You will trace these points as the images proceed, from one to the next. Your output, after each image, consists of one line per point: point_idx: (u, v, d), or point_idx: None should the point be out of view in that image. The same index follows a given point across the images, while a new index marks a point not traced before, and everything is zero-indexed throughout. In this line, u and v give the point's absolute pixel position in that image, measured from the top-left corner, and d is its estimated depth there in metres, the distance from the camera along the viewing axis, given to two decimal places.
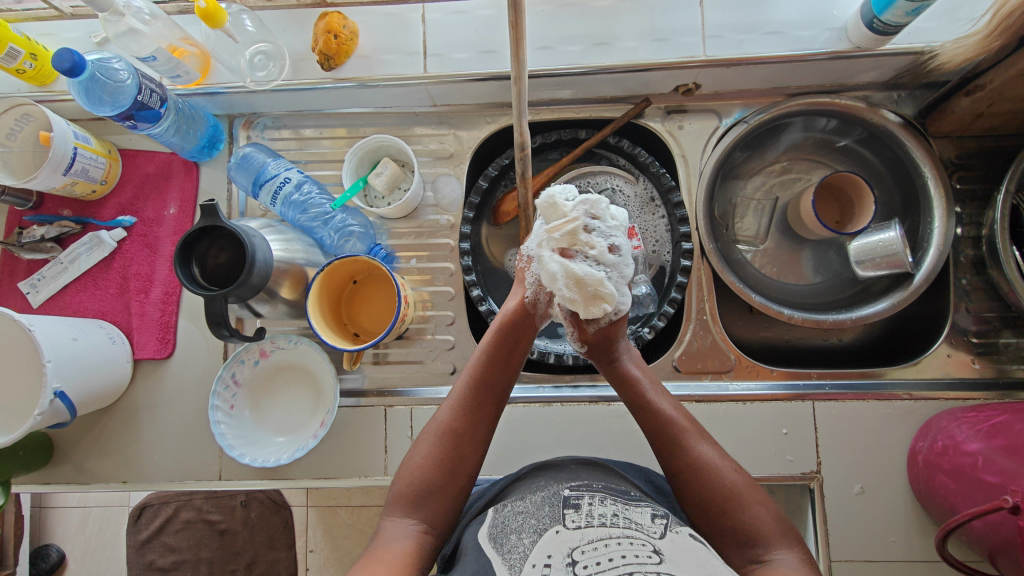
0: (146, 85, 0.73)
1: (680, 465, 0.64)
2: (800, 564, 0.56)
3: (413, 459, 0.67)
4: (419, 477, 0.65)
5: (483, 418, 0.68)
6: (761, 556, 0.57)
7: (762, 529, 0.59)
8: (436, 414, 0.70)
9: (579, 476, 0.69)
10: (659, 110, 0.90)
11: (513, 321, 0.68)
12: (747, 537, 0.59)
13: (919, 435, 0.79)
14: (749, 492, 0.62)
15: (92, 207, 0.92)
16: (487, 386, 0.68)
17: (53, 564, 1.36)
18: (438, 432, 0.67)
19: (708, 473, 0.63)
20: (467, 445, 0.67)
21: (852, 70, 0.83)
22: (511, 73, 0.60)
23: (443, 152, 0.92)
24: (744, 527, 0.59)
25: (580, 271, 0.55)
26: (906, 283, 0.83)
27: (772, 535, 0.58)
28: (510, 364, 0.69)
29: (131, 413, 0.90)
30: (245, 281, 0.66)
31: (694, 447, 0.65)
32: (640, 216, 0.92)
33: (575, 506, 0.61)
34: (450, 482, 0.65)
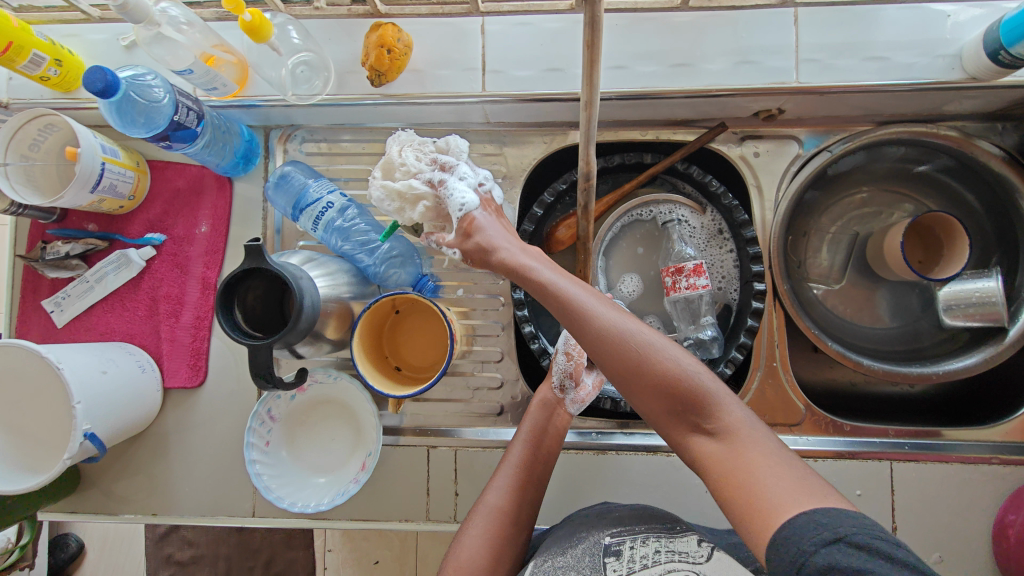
0: (182, 102, 0.67)
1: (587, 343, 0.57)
2: (742, 416, 0.53)
3: (465, 535, 0.64)
4: (468, 556, 0.62)
5: (531, 500, 0.68)
6: (704, 426, 0.54)
7: (698, 390, 0.54)
8: (482, 495, 0.68)
9: (619, 518, 0.64)
10: (734, 135, 0.83)
11: (549, 408, 0.74)
12: (684, 401, 0.55)
13: (1010, 506, 0.73)
14: (663, 348, 0.56)
15: (120, 221, 0.86)
16: (535, 471, 0.69)
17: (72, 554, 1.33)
18: (487, 512, 0.66)
19: (617, 339, 0.56)
20: (516, 528, 0.65)
21: (957, 100, 0.75)
22: (583, 99, 0.56)
23: (495, 174, 0.85)
24: (671, 395, 0.55)
25: (413, 184, 0.65)
26: (1000, 338, 0.76)
27: (704, 398, 0.54)
28: (549, 441, 0.72)
29: (161, 441, 0.86)
30: (294, 328, 0.60)
31: (595, 317, 0.56)
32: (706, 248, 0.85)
33: (617, 553, 0.57)
34: (499, 562, 0.63)
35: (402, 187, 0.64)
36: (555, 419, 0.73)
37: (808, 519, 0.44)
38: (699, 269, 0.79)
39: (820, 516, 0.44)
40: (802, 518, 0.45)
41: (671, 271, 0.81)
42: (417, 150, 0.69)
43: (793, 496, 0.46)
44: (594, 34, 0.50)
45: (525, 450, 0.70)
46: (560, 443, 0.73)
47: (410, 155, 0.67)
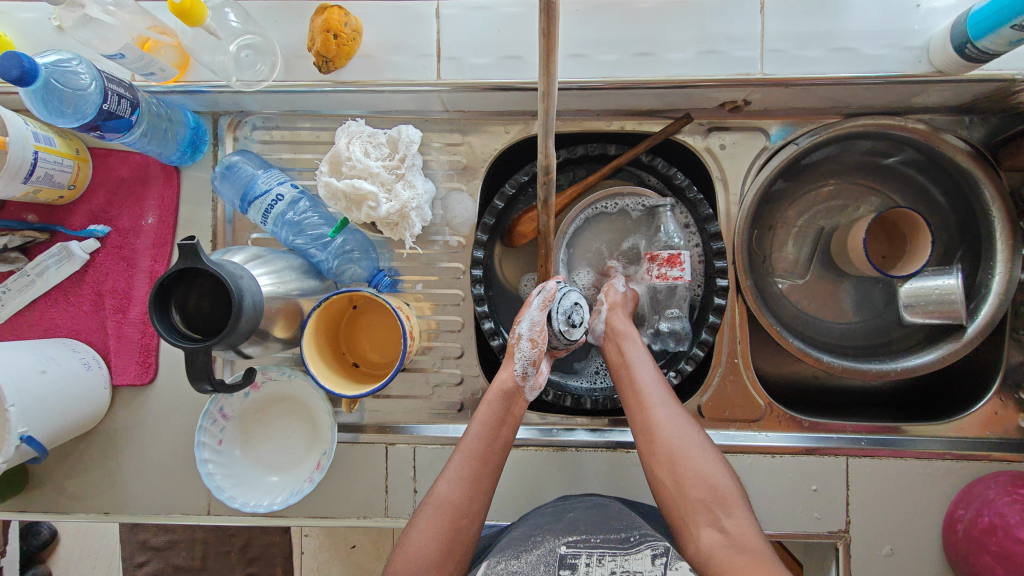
0: (111, 89, 0.63)
1: (637, 422, 0.64)
2: (753, 529, 0.57)
3: (413, 529, 0.61)
4: (415, 550, 0.59)
5: (486, 492, 0.63)
6: (717, 522, 0.58)
7: (724, 491, 0.59)
8: (434, 486, 0.63)
9: (576, 523, 0.64)
10: (700, 126, 0.80)
11: (508, 397, 0.68)
12: (712, 496, 0.59)
13: (960, 501, 0.74)
14: (708, 448, 0.62)
15: (61, 212, 0.82)
16: (491, 464, 0.64)
17: (44, 540, 1.27)
18: (435, 506, 0.62)
19: (669, 428, 0.63)
20: (469, 522, 0.61)
21: (925, 93, 0.73)
22: (539, 90, 0.50)
23: (455, 164, 0.82)
24: (703, 482, 0.59)
25: (357, 185, 0.68)
26: (958, 334, 0.76)
27: (731, 499, 0.59)
28: (504, 428, 0.67)
29: (112, 439, 0.83)
30: (232, 330, 0.58)
31: (654, 410, 0.64)
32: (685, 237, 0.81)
33: (572, 567, 0.59)
34: (448, 558, 0.59)
35: (347, 188, 0.68)
36: (513, 408, 0.68)
37: None
38: (673, 258, 0.77)
39: None
40: None
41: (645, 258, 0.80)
42: (364, 142, 0.71)
43: None
44: (550, 22, 0.44)
45: (481, 441, 0.65)
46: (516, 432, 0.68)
47: (357, 149, 0.70)
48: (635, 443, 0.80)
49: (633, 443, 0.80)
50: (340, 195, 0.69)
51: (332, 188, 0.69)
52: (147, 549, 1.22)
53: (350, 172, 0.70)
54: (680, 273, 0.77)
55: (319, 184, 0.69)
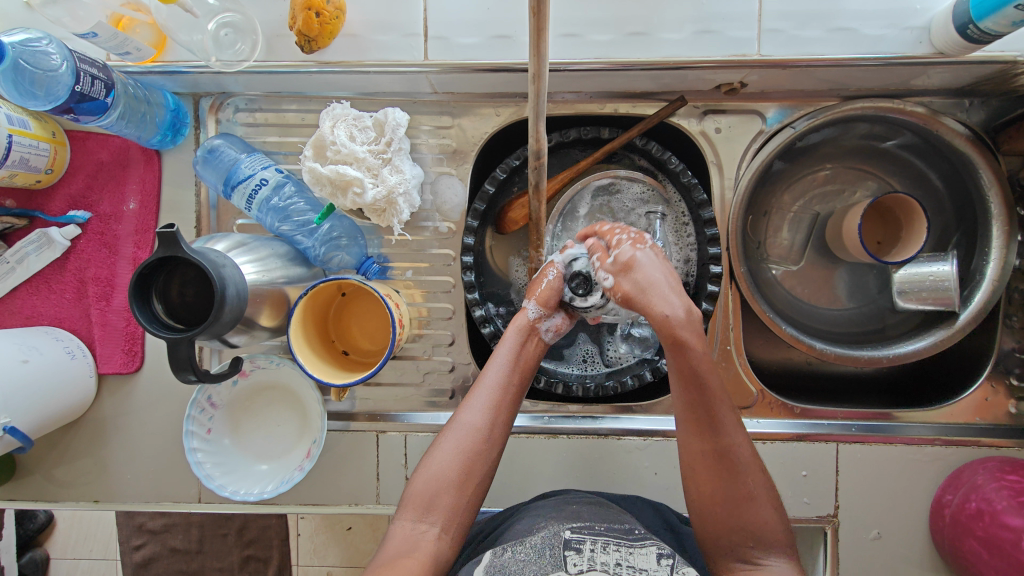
0: (83, 70, 0.62)
1: (696, 451, 0.57)
2: (794, 574, 0.54)
3: (434, 453, 0.60)
4: (437, 472, 0.59)
5: (507, 420, 0.62)
6: (753, 559, 0.55)
7: (768, 532, 0.56)
8: (456, 414, 0.62)
9: (579, 516, 0.62)
10: (695, 109, 0.79)
11: (525, 333, 0.66)
12: (753, 536, 0.55)
13: (948, 487, 0.75)
14: (765, 492, 0.57)
15: (40, 197, 0.80)
16: (512, 393, 0.63)
17: (41, 524, 1.26)
18: (457, 432, 0.60)
19: (734, 465, 0.56)
20: (489, 448, 0.61)
21: (926, 74, 0.71)
22: (529, 70, 0.48)
23: (445, 148, 0.80)
24: (752, 525, 0.55)
25: (342, 170, 0.67)
26: (951, 321, 0.76)
27: (775, 540, 0.55)
28: (526, 363, 0.65)
29: (100, 428, 0.83)
30: (216, 320, 0.57)
31: (723, 436, 0.57)
32: (665, 239, 0.81)
33: (577, 550, 0.55)
34: (468, 481, 0.59)
35: (332, 174, 0.67)
36: (531, 343, 0.67)
37: None
38: None
39: None
40: None
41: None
42: (349, 126, 0.69)
43: None
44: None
45: (503, 371, 0.64)
46: (533, 370, 0.66)
47: (342, 133, 0.69)
48: (626, 430, 0.80)
49: (625, 430, 0.80)
50: (323, 179, 0.68)
51: (315, 173, 0.67)
52: (144, 532, 1.22)
53: (335, 157, 0.69)
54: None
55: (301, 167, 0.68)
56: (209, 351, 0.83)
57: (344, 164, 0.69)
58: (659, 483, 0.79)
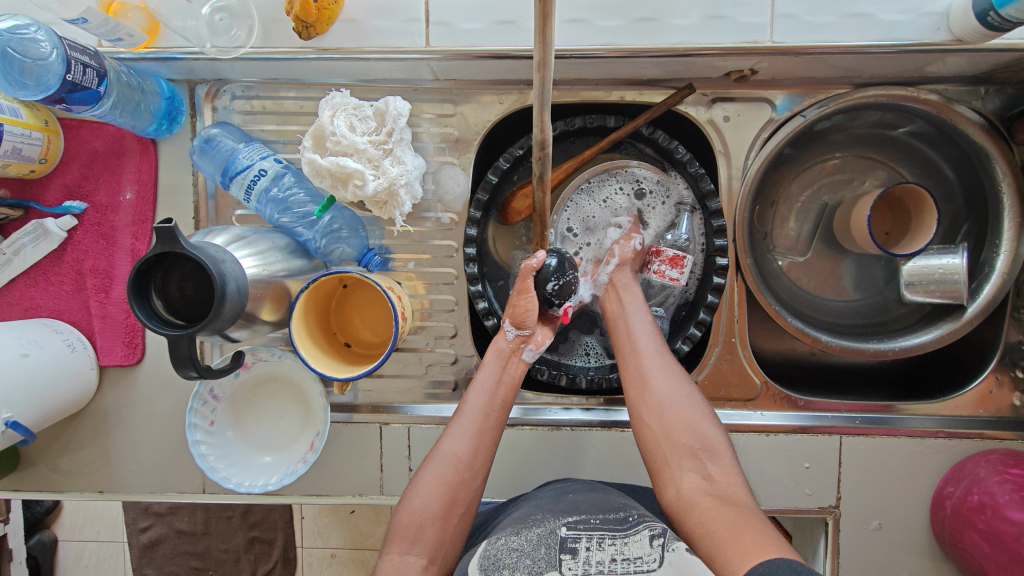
0: (74, 58, 0.60)
1: (633, 374, 0.68)
2: (738, 477, 0.60)
3: (417, 484, 0.63)
4: (421, 502, 0.61)
5: (489, 447, 0.65)
6: (702, 468, 0.61)
7: (713, 443, 0.62)
8: (438, 444, 0.65)
9: (575, 506, 0.61)
10: (703, 96, 0.77)
11: (505, 357, 0.71)
12: (698, 444, 0.62)
13: (950, 479, 0.75)
14: (696, 402, 0.65)
15: (35, 187, 0.79)
16: (493, 420, 0.67)
17: (48, 508, 1.27)
18: (439, 461, 0.63)
19: (663, 384, 0.66)
20: (472, 476, 0.63)
21: (941, 62, 0.69)
22: (535, 58, 0.47)
23: (447, 136, 0.78)
24: (691, 432, 0.63)
25: (342, 163, 0.65)
26: (958, 314, 0.75)
27: (714, 448, 0.62)
28: (504, 390, 0.69)
29: (102, 419, 0.82)
30: (216, 316, 0.56)
31: (646, 358, 0.68)
32: (691, 234, 0.79)
33: (572, 552, 0.54)
34: (453, 509, 0.61)
35: (332, 165, 0.65)
36: (512, 366, 0.71)
37: (776, 564, 0.48)
38: (675, 258, 0.75)
39: (781, 564, 0.48)
40: (762, 566, 0.48)
41: (649, 251, 0.77)
42: (349, 116, 0.68)
43: (759, 555, 0.50)
44: None
45: (482, 398, 0.67)
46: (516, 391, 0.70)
47: (342, 123, 0.67)
48: (630, 423, 0.80)
49: (628, 422, 0.79)
50: (322, 171, 0.67)
51: (315, 164, 0.66)
52: (150, 515, 1.24)
53: (335, 148, 0.67)
54: (678, 276, 0.76)
55: (301, 157, 0.66)
56: (210, 345, 0.83)
57: (344, 155, 0.67)
58: None
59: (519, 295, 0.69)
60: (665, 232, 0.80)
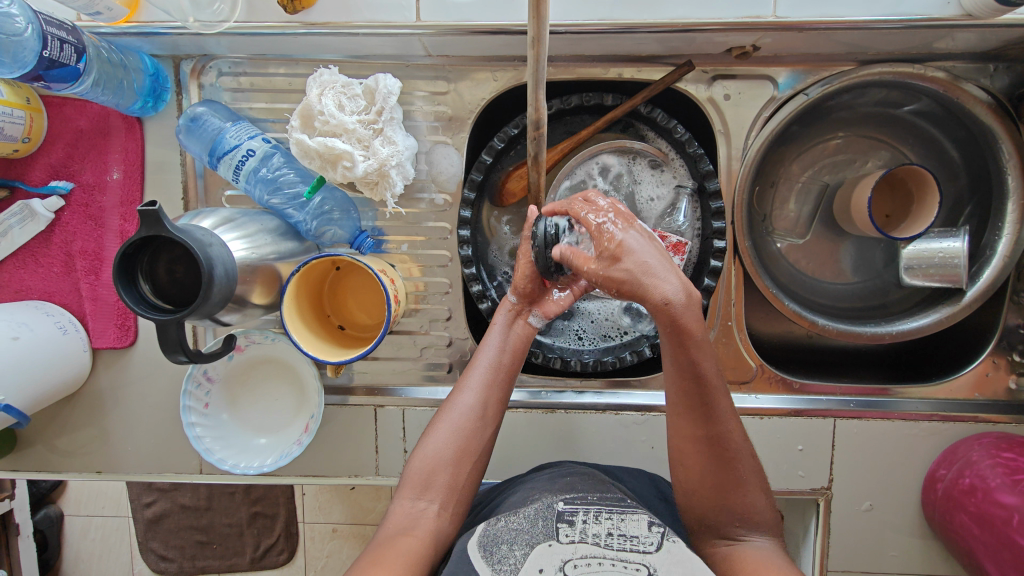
0: (50, 34, 0.59)
1: (686, 432, 0.57)
2: (777, 551, 0.56)
3: (431, 432, 0.62)
4: (434, 451, 0.61)
5: (500, 400, 0.64)
6: (741, 539, 0.57)
7: (756, 512, 0.57)
8: (451, 396, 0.64)
9: (572, 485, 0.61)
10: (703, 74, 0.74)
11: (512, 317, 0.67)
12: (741, 519, 0.57)
13: (942, 461, 0.75)
14: (754, 476, 0.58)
15: (19, 166, 0.77)
16: (503, 375, 0.65)
17: (50, 485, 1.28)
18: (452, 411, 0.63)
19: (725, 450, 0.57)
20: (483, 427, 0.63)
21: (950, 37, 0.67)
22: (528, 34, 0.45)
23: (440, 115, 0.76)
24: (740, 509, 0.57)
25: (331, 144, 0.64)
26: (957, 298, 0.74)
27: (758, 520, 0.57)
28: (516, 345, 0.66)
29: (97, 401, 0.82)
30: (205, 300, 0.55)
31: (708, 424, 0.56)
32: (689, 219, 0.79)
33: (569, 522, 0.54)
34: (465, 458, 0.61)
35: (320, 146, 0.64)
36: (521, 326, 0.67)
37: None
38: (678, 245, 0.76)
39: None
40: None
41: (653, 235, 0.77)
42: (338, 94, 0.66)
43: None
44: None
45: (493, 353, 0.65)
46: (526, 348, 0.68)
47: (330, 101, 0.66)
48: (624, 405, 0.80)
49: (623, 405, 0.80)
50: (310, 151, 0.65)
51: (304, 145, 0.65)
52: (152, 492, 1.25)
53: (323, 128, 0.66)
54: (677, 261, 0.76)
55: (290, 136, 0.65)
56: (203, 329, 0.82)
57: (333, 135, 0.66)
58: (656, 457, 0.79)
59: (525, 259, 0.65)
60: (665, 217, 0.79)
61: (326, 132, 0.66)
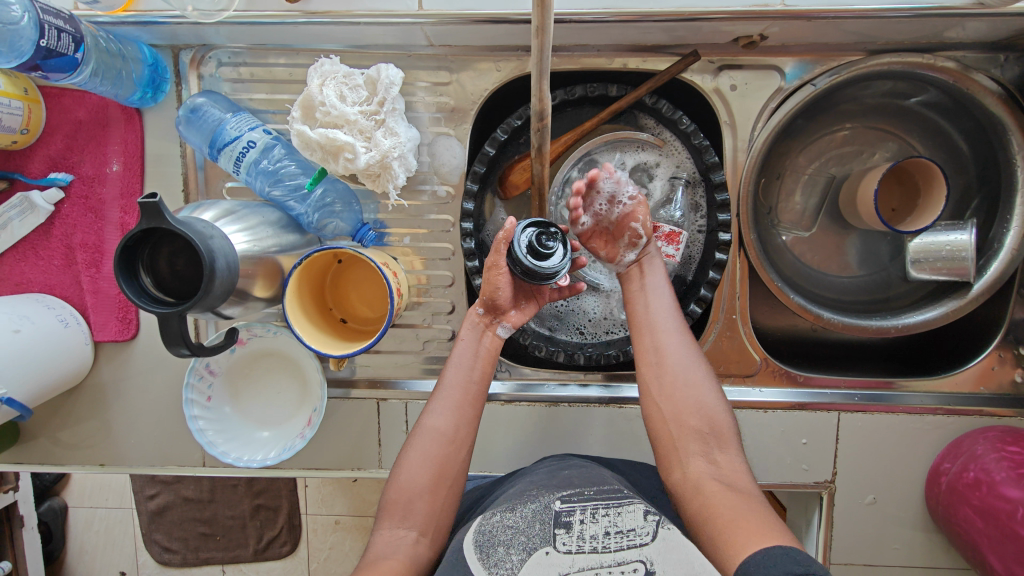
0: (47, 22, 0.58)
1: (647, 350, 0.66)
2: (742, 465, 0.58)
3: (404, 461, 0.61)
4: (409, 477, 0.60)
5: (471, 419, 0.64)
6: (707, 452, 0.59)
7: (719, 422, 0.61)
8: (422, 419, 0.64)
9: (570, 480, 0.60)
10: (709, 64, 0.73)
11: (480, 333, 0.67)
12: (705, 427, 0.60)
13: (946, 455, 0.75)
14: (713, 384, 0.63)
15: (18, 158, 0.76)
16: (473, 392, 0.65)
17: (53, 477, 1.29)
18: (423, 436, 0.62)
19: (681, 359, 0.64)
20: (458, 449, 0.62)
21: (959, 27, 0.66)
22: (533, 23, 0.45)
23: (443, 105, 0.76)
24: (702, 415, 0.61)
25: (333, 135, 0.64)
26: (963, 291, 0.74)
27: (721, 428, 0.60)
28: (481, 363, 0.66)
29: (99, 394, 0.82)
30: (206, 293, 0.55)
31: (663, 335, 0.66)
32: (687, 212, 0.78)
33: (566, 526, 0.55)
34: (442, 481, 0.60)
35: (322, 138, 0.64)
36: (488, 340, 0.68)
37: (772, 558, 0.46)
38: (672, 235, 0.76)
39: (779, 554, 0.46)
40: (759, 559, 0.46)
41: None
42: (340, 84, 0.66)
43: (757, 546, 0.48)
44: None
45: (461, 370, 0.65)
46: (496, 361, 0.68)
47: (331, 92, 0.65)
48: (627, 399, 0.79)
49: (626, 398, 0.79)
50: (312, 143, 0.65)
51: (305, 138, 0.65)
52: (155, 485, 1.25)
53: (325, 119, 0.65)
54: (675, 251, 0.77)
55: (290, 128, 0.65)
56: (204, 322, 0.82)
57: (335, 127, 0.65)
58: None
59: (490, 271, 0.65)
60: (662, 207, 0.78)
61: (327, 124, 0.65)
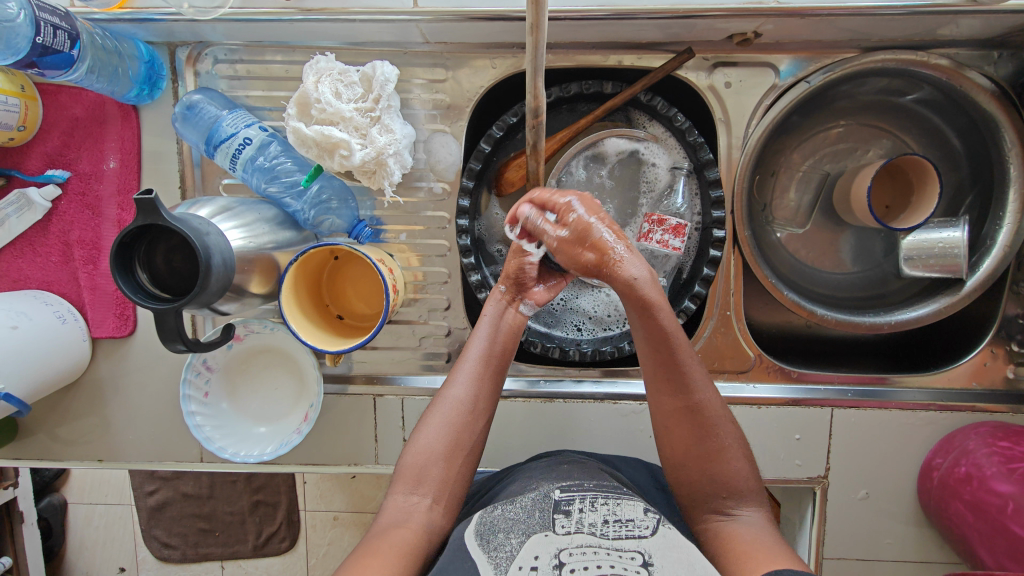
0: (43, 19, 0.59)
1: (666, 407, 0.58)
2: (763, 521, 0.57)
3: (425, 425, 0.62)
4: (427, 443, 0.60)
5: (491, 392, 0.64)
6: (727, 510, 0.57)
7: (738, 482, 0.57)
8: (443, 388, 0.64)
9: (570, 474, 0.61)
10: (704, 61, 0.74)
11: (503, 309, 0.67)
12: (726, 488, 0.57)
13: (939, 451, 0.75)
14: (737, 443, 0.58)
15: (15, 155, 0.77)
16: (495, 366, 0.64)
17: (53, 473, 1.29)
18: (445, 403, 0.62)
19: (705, 420, 0.58)
20: (477, 419, 0.62)
21: (954, 24, 0.66)
22: (527, 20, 0.45)
23: (439, 103, 0.76)
24: (723, 479, 0.57)
25: (328, 132, 0.64)
26: (956, 288, 0.74)
27: (744, 490, 0.57)
28: (504, 337, 0.66)
29: (97, 390, 0.83)
30: (202, 289, 0.55)
31: (690, 395, 0.58)
32: (687, 203, 0.78)
33: (566, 512, 0.54)
34: (457, 451, 0.61)
35: (317, 135, 0.64)
36: (511, 316, 0.67)
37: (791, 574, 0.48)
38: (678, 228, 0.76)
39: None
40: None
41: (650, 220, 0.77)
42: (335, 81, 0.66)
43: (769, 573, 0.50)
44: None
45: (484, 343, 0.65)
46: (519, 336, 0.68)
47: (326, 89, 0.65)
48: (622, 395, 0.80)
49: (621, 394, 0.80)
50: (308, 140, 0.65)
51: (302, 135, 0.65)
52: (154, 481, 1.26)
53: (320, 116, 0.66)
54: (680, 245, 0.76)
55: (286, 125, 0.65)
56: (202, 319, 0.82)
57: (330, 124, 0.66)
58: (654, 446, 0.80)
59: (519, 254, 0.65)
60: (658, 202, 0.78)
61: (323, 122, 0.66)
